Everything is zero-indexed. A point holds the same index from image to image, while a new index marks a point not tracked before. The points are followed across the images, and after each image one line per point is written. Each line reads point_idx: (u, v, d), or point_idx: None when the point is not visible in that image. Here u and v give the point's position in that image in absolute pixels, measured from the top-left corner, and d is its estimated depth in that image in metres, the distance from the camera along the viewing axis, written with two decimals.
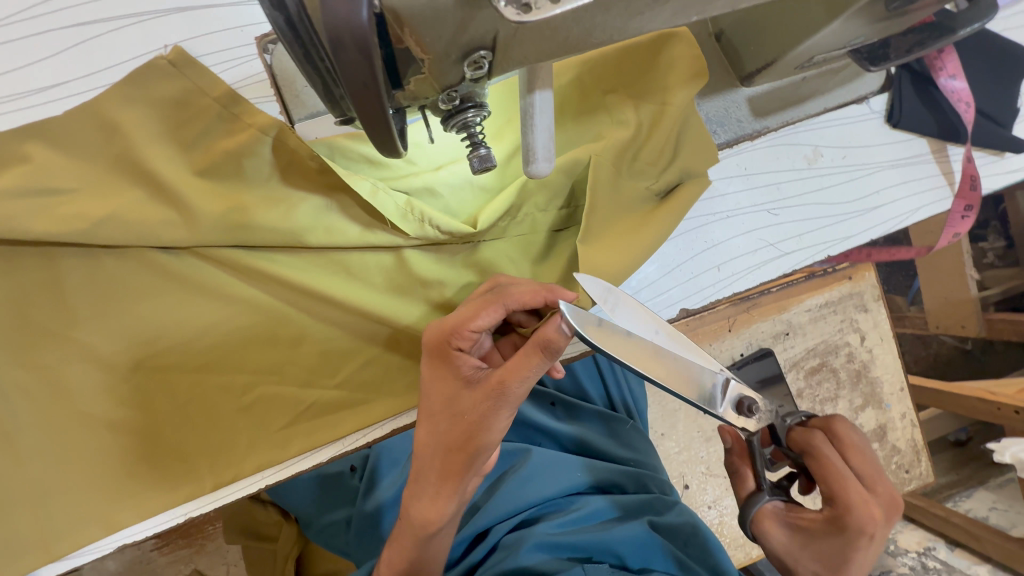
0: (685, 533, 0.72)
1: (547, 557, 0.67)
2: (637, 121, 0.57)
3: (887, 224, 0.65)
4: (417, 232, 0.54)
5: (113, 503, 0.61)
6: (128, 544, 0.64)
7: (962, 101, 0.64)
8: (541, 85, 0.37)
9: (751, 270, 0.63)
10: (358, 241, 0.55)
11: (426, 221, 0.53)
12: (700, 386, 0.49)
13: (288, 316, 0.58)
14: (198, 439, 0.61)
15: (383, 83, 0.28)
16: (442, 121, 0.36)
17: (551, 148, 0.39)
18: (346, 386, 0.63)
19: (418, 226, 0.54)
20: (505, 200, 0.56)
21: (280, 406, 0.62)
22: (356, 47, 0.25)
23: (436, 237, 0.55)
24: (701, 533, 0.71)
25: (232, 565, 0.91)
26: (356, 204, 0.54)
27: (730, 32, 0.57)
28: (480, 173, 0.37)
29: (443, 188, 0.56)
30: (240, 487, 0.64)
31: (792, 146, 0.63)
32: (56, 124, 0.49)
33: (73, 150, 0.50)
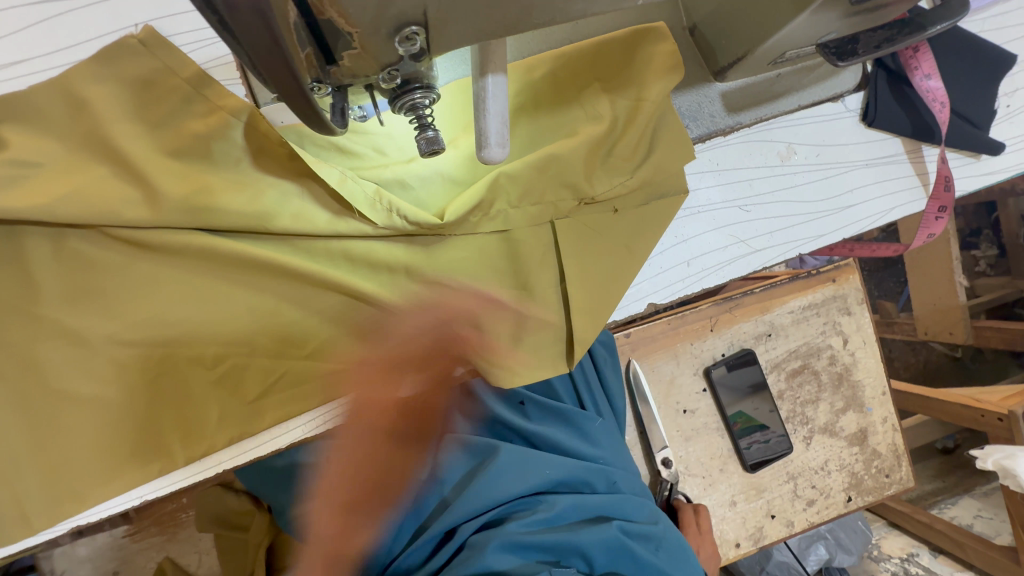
0: (658, 537, 0.77)
1: (511, 558, 0.67)
2: (612, 116, 0.56)
3: (859, 224, 0.65)
4: (385, 223, 0.54)
5: (62, 492, 0.58)
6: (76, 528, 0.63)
7: (936, 101, 0.63)
8: (494, 69, 0.37)
9: (721, 266, 0.63)
10: (327, 227, 0.54)
11: (393, 211, 0.53)
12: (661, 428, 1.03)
13: (246, 303, 0.57)
14: (148, 429, 0.59)
15: (293, 51, 0.27)
16: (389, 101, 0.36)
17: (505, 134, 0.39)
18: (312, 378, 0.63)
19: (386, 216, 0.53)
20: (473, 193, 0.54)
21: (244, 398, 0.61)
22: (252, 10, 0.25)
23: (404, 227, 0.54)
24: (670, 532, 0.79)
25: (205, 553, 0.91)
26: (322, 190, 0.54)
27: (703, 26, 0.57)
28: (428, 156, 0.37)
29: (413, 179, 0.56)
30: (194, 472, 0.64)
31: (765, 143, 0.62)
32: (25, 102, 0.50)
33: (41, 128, 0.50)
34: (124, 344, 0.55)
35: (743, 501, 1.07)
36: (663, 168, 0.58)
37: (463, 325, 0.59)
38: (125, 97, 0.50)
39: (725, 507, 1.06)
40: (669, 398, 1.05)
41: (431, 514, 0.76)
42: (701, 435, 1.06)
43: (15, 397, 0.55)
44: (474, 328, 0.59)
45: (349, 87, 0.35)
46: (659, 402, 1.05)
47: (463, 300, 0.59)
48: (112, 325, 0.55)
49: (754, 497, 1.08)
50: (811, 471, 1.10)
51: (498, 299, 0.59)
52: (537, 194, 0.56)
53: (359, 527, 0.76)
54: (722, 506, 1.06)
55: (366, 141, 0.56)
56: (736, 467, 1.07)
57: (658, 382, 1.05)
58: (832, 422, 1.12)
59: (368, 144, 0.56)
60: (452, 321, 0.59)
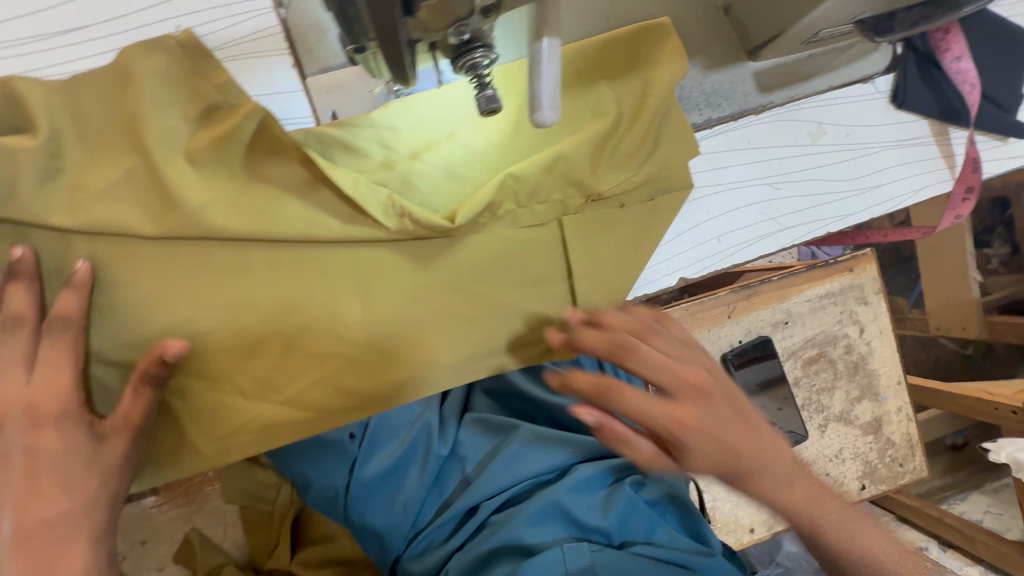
0: (663, 503, 0.80)
1: (530, 531, 0.72)
2: (617, 112, 0.54)
3: (886, 204, 0.66)
4: (398, 228, 0.52)
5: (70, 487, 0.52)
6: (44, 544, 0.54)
7: (967, 83, 0.63)
8: (549, 33, 0.38)
9: (750, 244, 0.64)
10: (340, 235, 0.52)
11: (405, 216, 0.51)
12: None
13: (240, 314, 0.52)
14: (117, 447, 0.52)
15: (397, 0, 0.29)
16: (450, 63, 0.37)
17: (557, 98, 0.40)
18: (295, 401, 0.56)
19: (397, 220, 0.51)
20: (484, 195, 0.52)
21: (222, 424, 0.55)
22: None
23: (416, 231, 0.53)
24: (679, 501, 0.80)
25: (229, 524, 0.94)
26: (335, 196, 0.52)
27: (738, 6, 0.58)
28: (486, 115, 0.37)
29: (418, 179, 0.53)
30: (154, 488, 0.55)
31: (796, 122, 0.63)
32: None
33: (61, 96, 0.48)
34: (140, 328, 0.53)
35: None
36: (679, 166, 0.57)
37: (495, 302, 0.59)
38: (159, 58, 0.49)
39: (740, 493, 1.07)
40: None
41: (454, 491, 0.80)
42: None
43: None
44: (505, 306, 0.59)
45: (416, 44, 0.36)
46: None
47: (494, 279, 0.58)
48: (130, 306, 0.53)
49: None
50: (825, 459, 1.11)
51: (530, 278, 0.59)
52: (574, 173, 0.54)
53: (384, 499, 0.78)
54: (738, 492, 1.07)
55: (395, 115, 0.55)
56: None
57: None
58: (847, 411, 1.13)
59: (373, 139, 0.54)
60: (483, 302, 0.58)
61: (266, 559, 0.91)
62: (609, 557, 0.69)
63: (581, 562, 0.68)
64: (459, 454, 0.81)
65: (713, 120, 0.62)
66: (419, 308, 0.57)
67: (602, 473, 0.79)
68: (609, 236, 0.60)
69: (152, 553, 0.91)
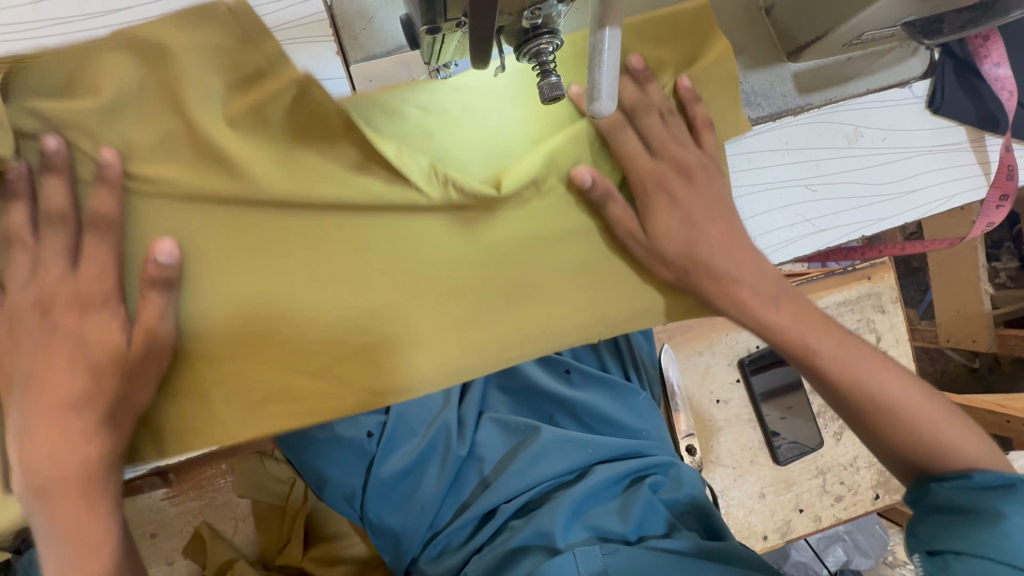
0: (683, 503, 0.80)
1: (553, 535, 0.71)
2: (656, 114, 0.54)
3: (920, 209, 0.66)
4: (441, 195, 0.50)
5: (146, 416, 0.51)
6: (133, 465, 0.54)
7: (1005, 89, 0.63)
8: (611, 21, 0.38)
9: (786, 245, 0.64)
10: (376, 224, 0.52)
11: (449, 183, 0.50)
12: (687, 419, 1.04)
13: (274, 302, 0.51)
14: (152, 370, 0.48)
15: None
16: (516, 52, 0.37)
17: (615, 88, 0.39)
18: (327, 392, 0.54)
19: (440, 188, 0.50)
20: (530, 165, 0.52)
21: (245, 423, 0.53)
22: None
23: (460, 200, 0.51)
24: (698, 502, 0.80)
25: (240, 520, 0.93)
26: None
27: (781, 6, 0.58)
28: (548, 103, 0.37)
29: (461, 146, 0.52)
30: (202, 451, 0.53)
31: (832, 125, 0.63)
32: None
33: None
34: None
35: (771, 493, 1.07)
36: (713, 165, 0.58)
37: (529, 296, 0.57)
38: None
39: (754, 499, 1.07)
40: (701, 389, 1.07)
41: (472, 492, 0.79)
42: (733, 426, 1.07)
43: None
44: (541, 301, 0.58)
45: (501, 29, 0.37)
46: (693, 391, 1.07)
47: (530, 275, 0.57)
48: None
49: (782, 490, 1.08)
50: (839, 467, 1.10)
51: (565, 276, 0.57)
52: (615, 161, 0.54)
53: (403, 493, 0.78)
54: (752, 498, 1.06)
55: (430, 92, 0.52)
56: (766, 459, 1.08)
57: (691, 369, 1.07)
58: None
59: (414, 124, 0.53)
60: (517, 296, 0.57)
61: (275, 556, 0.90)
62: (624, 557, 0.67)
63: (594, 566, 0.67)
64: (478, 455, 0.80)
65: (751, 120, 0.61)
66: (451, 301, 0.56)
67: (620, 476, 0.78)
68: None
69: (160, 546, 0.89)
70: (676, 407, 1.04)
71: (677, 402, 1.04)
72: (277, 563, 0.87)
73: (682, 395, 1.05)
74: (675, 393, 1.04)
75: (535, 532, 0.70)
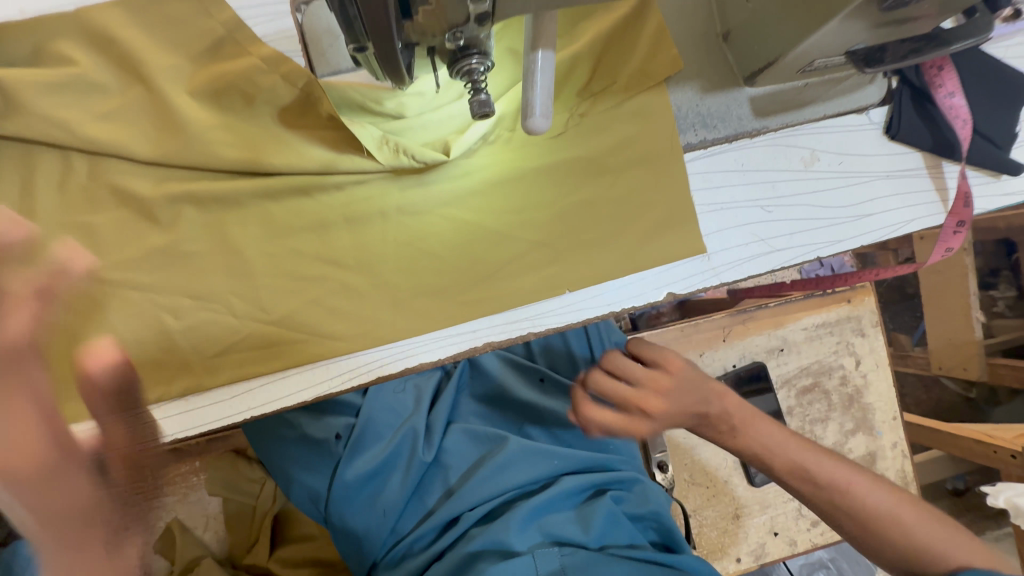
0: (649, 520, 0.79)
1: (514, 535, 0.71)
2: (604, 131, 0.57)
3: (878, 232, 0.66)
4: (391, 162, 0.54)
5: None
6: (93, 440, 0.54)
7: (959, 119, 0.64)
8: (544, 45, 0.40)
9: (742, 262, 0.64)
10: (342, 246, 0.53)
11: (401, 151, 0.54)
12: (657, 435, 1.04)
13: (232, 299, 0.54)
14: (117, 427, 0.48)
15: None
16: (449, 69, 0.39)
17: (549, 107, 0.41)
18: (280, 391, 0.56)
19: (392, 155, 0.54)
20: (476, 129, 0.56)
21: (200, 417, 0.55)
22: None
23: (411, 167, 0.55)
24: (663, 522, 0.78)
25: (211, 517, 0.94)
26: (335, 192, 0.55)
27: (737, 31, 0.60)
28: (478, 118, 0.39)
29: (412, 122, 0.55)
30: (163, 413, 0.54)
31: (790, 148, 0.65)
32: (70, 45, 0.50)
33: (75, 78, 0.50)
34: (104, 282, 0.53)
35: (745, 516, 1.06)
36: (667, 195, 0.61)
37: (481, 305, 0.59)
38: (172, 49, 0.52)
39: (727, 519, 1.06)
40: None
41: (436, 499, 0.78)
42: (707, 444, 1.07)
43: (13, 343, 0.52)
44: (493, 310, 0.59)
45: (415, 47, 0.38)
46: None
47: (483, 287, 0.59)
48: (100, 259, 0.53)
49: (755, 513, 1.07)
50: None
51: (517, 287, 0.59)
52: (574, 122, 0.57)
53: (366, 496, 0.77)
54: (724, 519, 1.06)
55: (391, 99, 0.53)
56: (740, 480, 1.07)
57: None
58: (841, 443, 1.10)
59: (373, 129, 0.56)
60: (470, 305, 0.59)
61: (243, 555, 0.90)
62: (584, 565, 0.67)
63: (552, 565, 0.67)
64: (443, 462, 0.80)
65: (707, 141, 0.63)
66: (405, 307, 0.58)
67: (584, 485, 0.78)
68: (600, 249, 0.61)
69: None
70: None
71: None
72: (244, 563, 0.89)
73: None
74: None
75: (491, 540, 0.70)
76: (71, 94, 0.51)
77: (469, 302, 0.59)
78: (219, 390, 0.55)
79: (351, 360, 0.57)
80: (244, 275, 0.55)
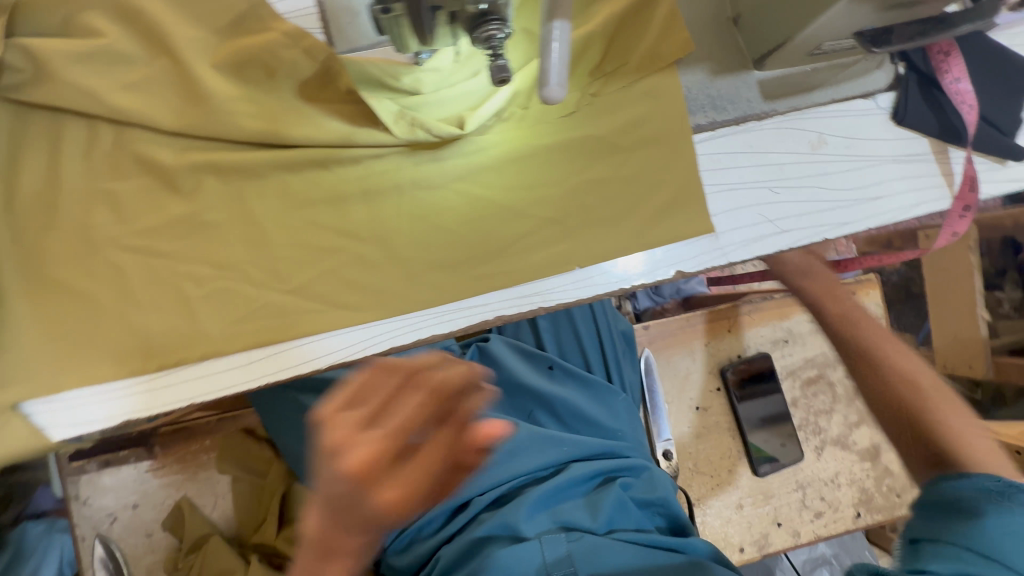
0: (659, 504, 0.79)
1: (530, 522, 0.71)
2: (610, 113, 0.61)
3: (886, 216, 0.67)
4: (407, 136, 0.56)
5: (123, 324, 0.54)
6: (113, 399, 0.54)
7: (965, 103, 0.65)
8: (560, 15, 0.41)
9: (751, 243, 0.65)
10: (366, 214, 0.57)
11: (417, 125, 0.55)
12: (661, 424, 1.05)
13: (251, 269, 0.56)
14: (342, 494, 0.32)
15: None
16: (470, 36, 0.40)
17: (564, 75, 0.42)
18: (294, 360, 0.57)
19: (408, 129, 0.55)
20: (491, 107, 0.57)
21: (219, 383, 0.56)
22: None
23: (428, 142, 0.56)
24: (671, 506, 0.79)
25: (220, 496, 0.94)
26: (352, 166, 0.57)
27: (746, 15, 0.61)
28: (496, 83, 0.40)
29: (429, 99, 0.57)
30: (183, 377, 0.55)
31: (798, 131, 0.66)
32: (98, 16, 0.52)
33: (102, 49, 0.52)
34: (128, 249, 0.54)
35: (749, 506, 1.06)
36: (670, 175, 0.62)
37: (493, 279, 0.60)
38: (198, 24, 0.53)
39: (731, 509, 1.06)
40: (681, 396, 1.08)
41: None
42: (711, 434, 1.07)
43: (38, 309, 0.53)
44: (505, 285, 0.60)
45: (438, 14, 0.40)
46: (672, 397, 1.07)
47: (495, 261, 0.60)
48: (124, 226, 0.54)
49: (759, 503, 1.07)
50: (821, 483, 1.09)
51: (528, 262, 0.60)
52: (581, 116, 0.61)
53: None
54: (729, 508, 1.06)
55: (408, 75, 0.55)
56: (745, 470, 1.07)
57: (671, 376, 1.08)
58: (844, 435, 1.11)
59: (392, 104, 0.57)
60: (481, 280, 0.60)
61: (252, 533, 0.92)
62: (591, 551, 0.67)
63: (558, 552, 0.66)
64: None
65: (717, 122, 0.64)
66: (417, 281, 0.59)
67: (593, 474, 0.78)
68: (610, 227, 0.62)
69: (141, 517, 0.92)
70: (652, 410, 1.05)
71: (655, 404, 1.05)
72: (253, 541, 0.91)
73: (658, 401, 1.05)
74: (652, 397, 1.05)
75: (501, 524, 0.70)
76: (99, 66, 0.52)
77: (481, 276, 0.60)
78: (236, 356, 0.56)
79: (365, 330, 0.58)
80: (262, 246, 0.56)
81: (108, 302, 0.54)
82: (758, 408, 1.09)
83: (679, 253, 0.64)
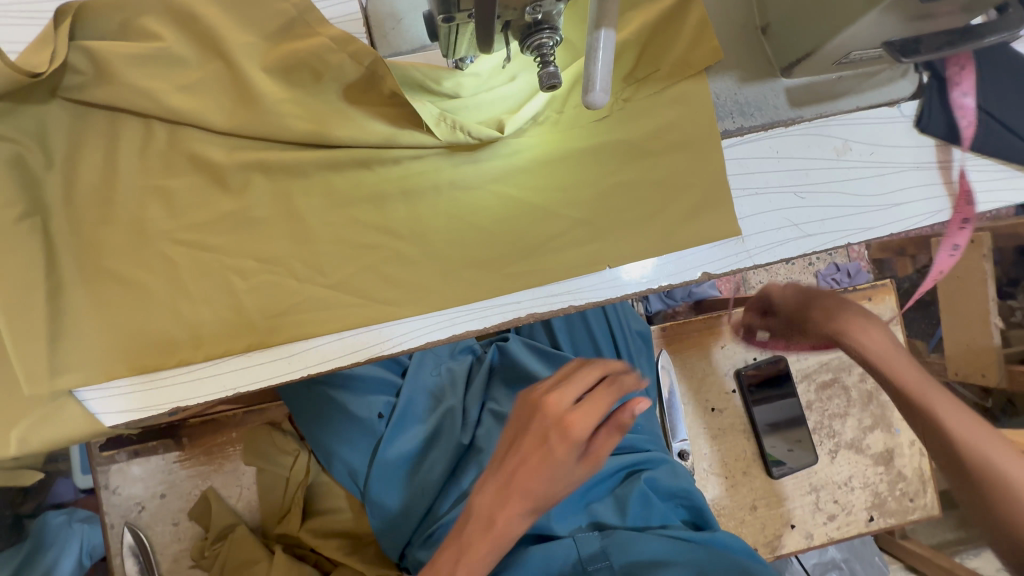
0: (683, 494, 0.80)
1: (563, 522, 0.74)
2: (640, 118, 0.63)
3: (908, 221, 0.69)
4: (448, 137, 0.57)
5: (172, 315, 0.57)
6: (163, 388, 0.57)
7: (966, 118, 0.68)
8: (606, 24, 0.43)
9: (776, 246, 0.66)
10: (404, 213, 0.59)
11: (458, 127, 0.57)
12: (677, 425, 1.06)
13: (294, 265, 0.58)
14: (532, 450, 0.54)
15: None
16: (522, 45, 0.42)
17: (608, 82, 0.44)
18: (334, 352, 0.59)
19: (449, 131, 0.57)
20: (528, 112, 0.59)
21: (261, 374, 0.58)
22: None
23: (467, 143, 0.58)
24: (694, 498, 0.79)
25: (245, 487, 0.97)
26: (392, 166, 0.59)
27: (775, 24, 0.63)
28: (545, 89, 0.42)
29: (468, 103, 0.59)
30: (227, 368, 0.58)
31: (823, 137, 0.67)
32: (155, 19, 0.54)
33: (159, 52, 0.54)
34: (179, 242, 0.57)
35: (763, 507, 1.07)
36: (699, 179, 0.64)
37: (525, 278, 0.62)
38: (248, 27, 0.55)
39: (745, 510, 1.07)
40: (697, 397, 1.09)
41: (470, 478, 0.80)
42: (726, 435, 1.09)
43: (94, 298, 0.56)
44: (536, 284, 0.62)
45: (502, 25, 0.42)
46: (688, 398, 1.09)
47: (528, 260, 0.62)
48: (176, 221, 0.57)
49: (773, 505, 1.08)
50: (834, 486, 1.10)
51: (559, 262, 0.62)
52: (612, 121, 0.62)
53: (406, 473, 0.80)
54: (742, 509, 1.07)
55: (450, 79, 0.57)
56: (759, 472, 1.08)
57: (687, 377, 1.09)
58: (858, 439, 1.12)
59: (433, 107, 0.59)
60: (514, 278, 0.61)
61: (275, 524, 0.94)
62: (624, 544, 0.68)
63: (593, 548, 0.69)
64: None
65: (745, 128, 0.66)
66: (452, 278, 0.60)
67: (616, 470, 0.80)
68: (639, 229, 0.63)
69: (168, 506, 0.94)
70: (669, 411, 1.06)
71: (672, 405, 1.06)
72: (276, 531, 0.92)
73: (675, 402, 1.06)
74: (670, 398, 1.06)
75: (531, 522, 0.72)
76: (155, 67, 0.54)
77: (513, 275, 0.61)
78: (278, 349, 0.58)
79: (401, 325, 0.60)
80: (304, 242, 0.58)
81: (160, 292, 0.56)
82: (774, 410, 1.10)
83: (707, 256, 0.65)
